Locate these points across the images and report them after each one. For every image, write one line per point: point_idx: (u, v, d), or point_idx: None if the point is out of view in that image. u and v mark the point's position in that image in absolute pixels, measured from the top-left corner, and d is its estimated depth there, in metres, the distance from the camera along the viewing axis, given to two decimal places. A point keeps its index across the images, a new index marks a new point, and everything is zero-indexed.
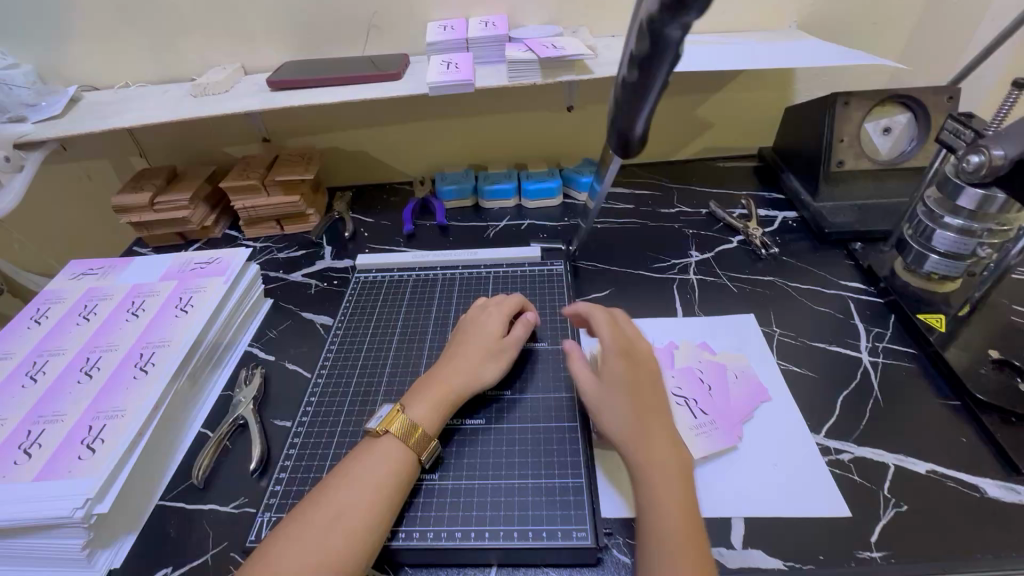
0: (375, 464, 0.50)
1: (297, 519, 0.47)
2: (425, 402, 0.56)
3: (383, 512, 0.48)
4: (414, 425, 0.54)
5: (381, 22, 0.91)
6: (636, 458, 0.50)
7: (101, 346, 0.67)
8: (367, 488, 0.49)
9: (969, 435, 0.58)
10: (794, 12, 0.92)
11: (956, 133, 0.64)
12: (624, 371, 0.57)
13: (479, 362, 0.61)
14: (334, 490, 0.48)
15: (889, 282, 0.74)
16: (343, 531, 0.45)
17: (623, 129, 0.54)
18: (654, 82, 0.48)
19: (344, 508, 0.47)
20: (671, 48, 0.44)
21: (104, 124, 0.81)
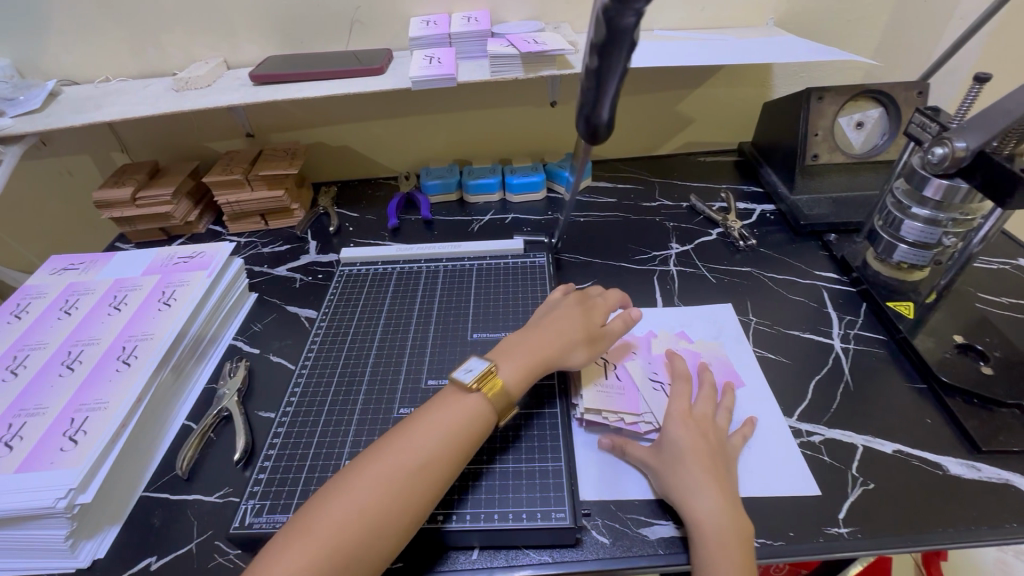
0: (460, 416, 0.51)
1: (379, 456, 0.48)
2: (515, 369, 0.56)
3: (458, 463, 0.50)
4: (505, 392, 0.54)
5: (364, 18, 0.91)
6: (692, 523, 0.48)
7: (84, 339, 0.67)
8: (449, 439, 0.50)
9: (934, 416, 0.60)
10: (772, 8, 0.94)
11: (923, 127, 0.67)
12: (687, 434, 0.53)
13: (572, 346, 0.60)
14: (417, 435, 0.49)
15: (861, 272, 0.77)
16: (424, 478, 0.47)
17: (589, 117, 0.54)
18: (615, 69, 0.49)
19: (427, 457, 0.48)
20: (628, 35, 0.46)
21: (84, 118, 0.81)
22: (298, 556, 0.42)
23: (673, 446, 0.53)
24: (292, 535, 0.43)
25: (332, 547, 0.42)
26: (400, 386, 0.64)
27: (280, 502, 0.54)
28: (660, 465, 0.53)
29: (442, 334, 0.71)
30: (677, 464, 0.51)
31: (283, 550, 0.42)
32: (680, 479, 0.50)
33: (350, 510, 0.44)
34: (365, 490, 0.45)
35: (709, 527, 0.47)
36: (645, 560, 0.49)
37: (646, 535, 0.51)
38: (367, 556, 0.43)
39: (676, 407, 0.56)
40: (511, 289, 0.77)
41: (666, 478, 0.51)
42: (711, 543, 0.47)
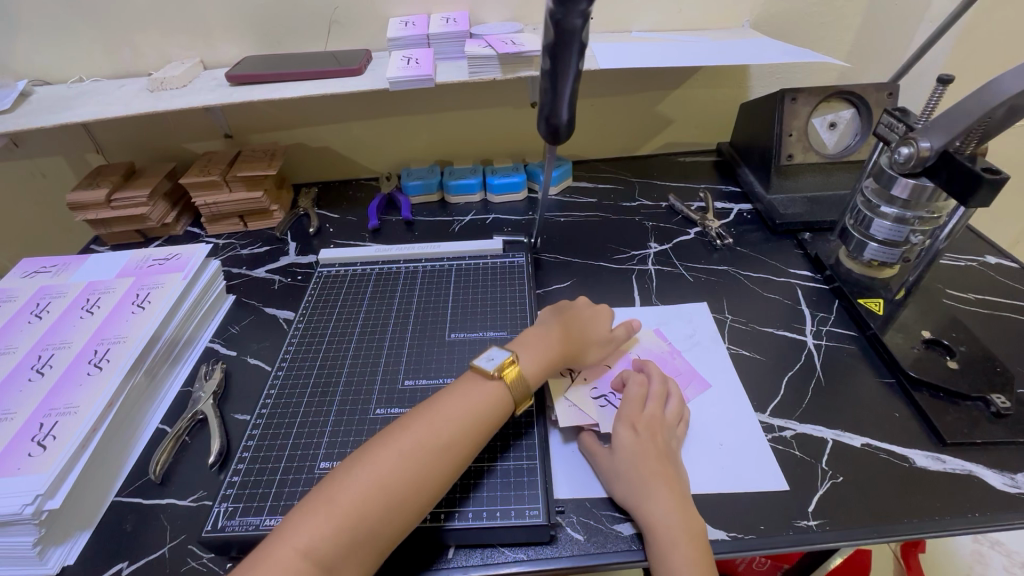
0: (481, 401, 0.54)
1: (402, 433, 0.49)
2: (533, 359, 0.59)
3: (477, 445, 0.52)
4: (527, 382, 0.57)
5: (341, 18, 0.91)
6: (646, 526, 0.49)
7: (55, 343, 0.66)
8: (471, 419, 0.52)
9: (902, 410, 0.62)
10: (747, 10, 0.95)
11: (891, 127, 0.68)
12: (635, 438, 0.54)
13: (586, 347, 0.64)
14: (440, 414, 0.51)
15: (834, 270, 0.78)
16: (446, 458, 0.49)
17: (550, 115, 0.58)
18: (568, 70, 0.54)
19: (450, 438, 0.50)
20: (576, 37, 0.51)
21: (55, 119, 0.80)
22: (325, 522, 0.43)
23: (624, 449, 0.53)
24: (317, 503, 0.45)
25: (357, 515, 0.44)
26: (376, 388, 0.64)
27: (253, 505, 0.54)
28: (614, 468, 0.53)
29: (419, 335, 0.71)
30: (630, 466, 0.52)
31: (308, 516, 0.44)
32: (634, 481, 0.51)
33: (375, 482, 0.46)
34: (389, 464, 0.47)
35: (663, 527, 0.48)
36: (619, 556, 0.50)
37: (620, 531, 0.51)
38: (389, 525, 0.45)
39: (626, 411, 0.57)
40: (489, 290, 0.77)
41: (620, 480, 0.52)
42: (664, 542, 0.48)
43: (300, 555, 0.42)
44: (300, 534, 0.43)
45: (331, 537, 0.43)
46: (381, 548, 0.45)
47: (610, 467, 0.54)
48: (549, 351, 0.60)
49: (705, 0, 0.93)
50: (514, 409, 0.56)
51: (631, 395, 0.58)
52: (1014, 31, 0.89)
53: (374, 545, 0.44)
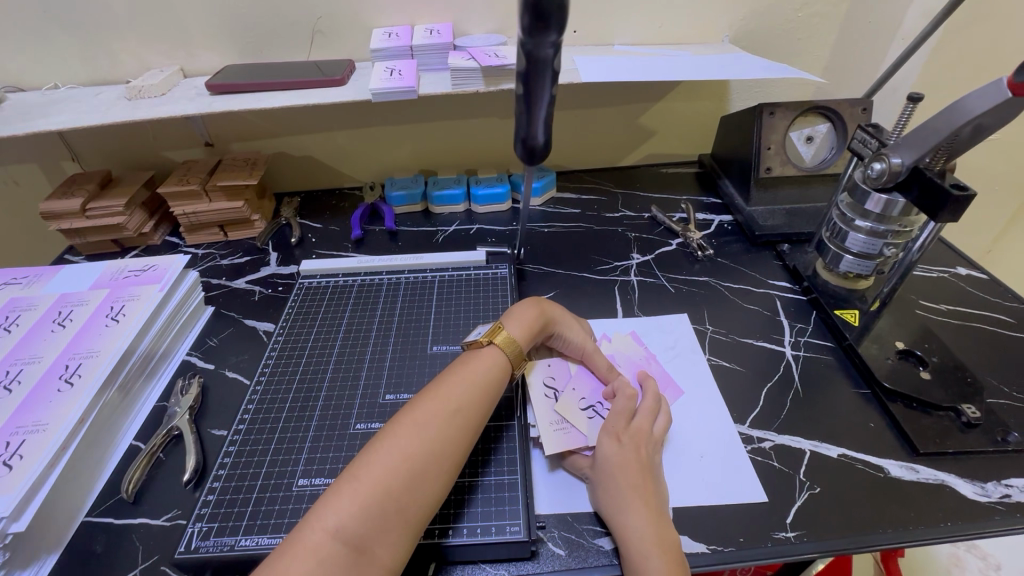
0: (480, 370, 0.55)
1: (413, 409, 0.50)
2: (523, 323, 0.62)
3: (485, 413, 0.53)
4: (519, 344, 0.60)
5: (324, 28, 0.91)
6: (619, 535, 0.49)
7: (24, 357, 0.64)
8: (476, 387, 0.54)
9: (877, 420, 0.63)
10: (726, 26, 0.97)
11: (864, 143, 0.70)
12: (617, 450, 0.54)
13: (574, 330, 0.67)
14: (445, 387, 0.52)
15: (811, 281, 0.80)
16: (458, 424, 0.50)
17: (525, 137, 0.58)
18: (541, 95, 0.54)
19: (458, 405, 0.51)
20: (548, 65, 0.51)
21: (28, 127, 0.78)
22: (353, 500, 0.42)
23: (605, 460, 0.54)
24: (339, 485, 0.43)
25: (384, 488, 0.43)
26: (357, 401, 0.64)
27: (228, 524, 0.52)
28: (594, 477, 0.54)
29: (402, 348, 0.70)
30: (606, 477, 0.53)
31: (332, 498, 0.42)
32: (610, 490, 0.52)
33: (398, 456, 0.45)
34: (409, 437, 0.47)
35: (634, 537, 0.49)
36: (600, 571, 0.50)
37: (601, 545, 0.51)
38: (417, 497, 0.45)
39: (611, 422, 0.56)
40: (472, 301, 0.77)
41: (599, 488, 0.53)
42: (634, 553, 0.48)
43: (331, 537, 0.40)
44: (327, 516, 0.41)
45: (360, 515, 0.41)
46: (412, 523, 0.44)
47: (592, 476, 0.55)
48: (536, 316, 0.64)
49: (686, 15, 0.95)
50: (513, 371, 0.59)
51: (620, 408, 0.58)
52: (981, 50, 0.92)
53: (406, 519, 0.43)
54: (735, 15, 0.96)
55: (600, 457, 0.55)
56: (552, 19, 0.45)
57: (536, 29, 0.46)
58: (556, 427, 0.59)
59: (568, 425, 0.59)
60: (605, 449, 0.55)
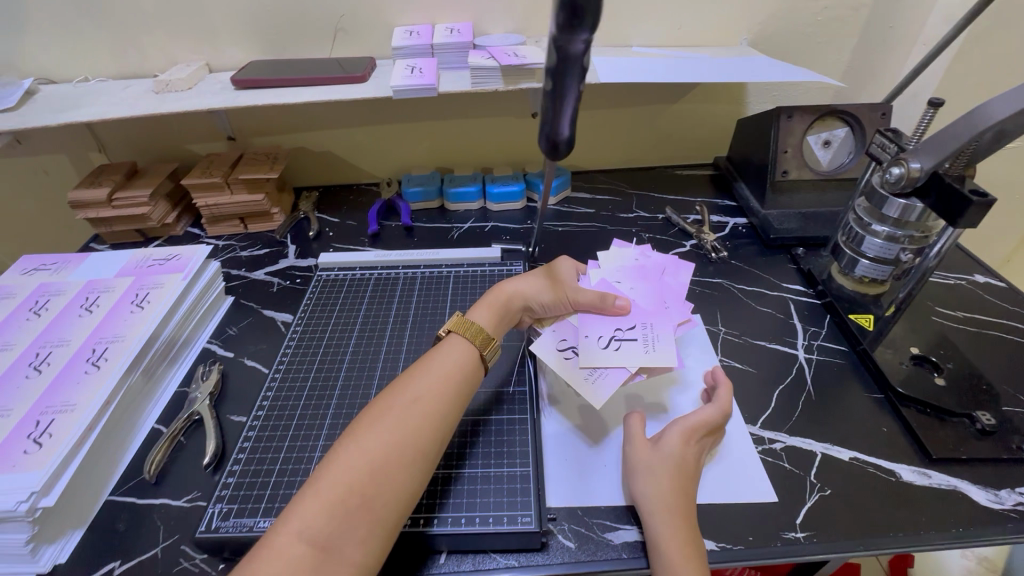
0: (444, 360, 0.56)
1: (375, 406, 0.51)
2: (487, 307, 0.65)
3: (453, 402, 0.54)
4: (481, 329, 0.61)
5: (347, 26, 0.92)
6: (659, 532, 0.49)
7: (53, 340, 0.66)
8: (438, 378, 0.54)
9: (890, 425, 0.63)
10: (746, 29, 0.97)
11: (883, 147, 0.70)
12: (686, 457, 0.54)
13: (545, 286, 0.68)
14: (408, 381, 0.53)
15: (826, 285, 0.79)
16: (422, 413, 0.50)
17: (550, 134, 0.52)
18: (568, 92, 0.48)
19: (419, 396, 0.52)
20: (577, 62, 0.46)
21: (61, 118, 0.80)
22: (317, 500, 0.43)
23: (666, 452, 0.54)
24: (306, 488, 0.44)
25: (347, 486, 0.44)
26: (373, 391, 0.65)
27: (247, 507, 0.54)
28: (642, 458, 0.54)
29: (416, 340, 0.72)
30: (657, 468, 0.53)
31: (298, 502, 0.43)
32: (658, 486, 0.51)
33: (360, 454, 0.46)
34: (370, 436, 0.47)
35: (660, 540, 0.49)
36: (610, 564, 0.50)
37: (611, 539, 0.52)
38: (382, 491, 0.45)
39: (689, 421, 0.56)
40: (486, 297, 0.78)
41: (642, 477, 0.53)
42: (672, 555, 0.47)
43: (298, 539, 0.41)
44: (293, 519, 0.42)
45: (324, 515, 0.42)
46: (382, 517, 0.44)
47: (638, 457, 0.55)
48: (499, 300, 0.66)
49: (705, 18, 0.95)
50: (482, 358, 0.59)
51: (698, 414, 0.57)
52: (1006, 56, 0.91)
53: (373, 514, 0.44)
54: (755, 18, 0.96)
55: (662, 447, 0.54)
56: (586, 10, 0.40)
57: (569, 21, 0.41)
58: (590, 377, 0.59)
59: (601, 369, 0.59)
60: (669, 442, 0.54)
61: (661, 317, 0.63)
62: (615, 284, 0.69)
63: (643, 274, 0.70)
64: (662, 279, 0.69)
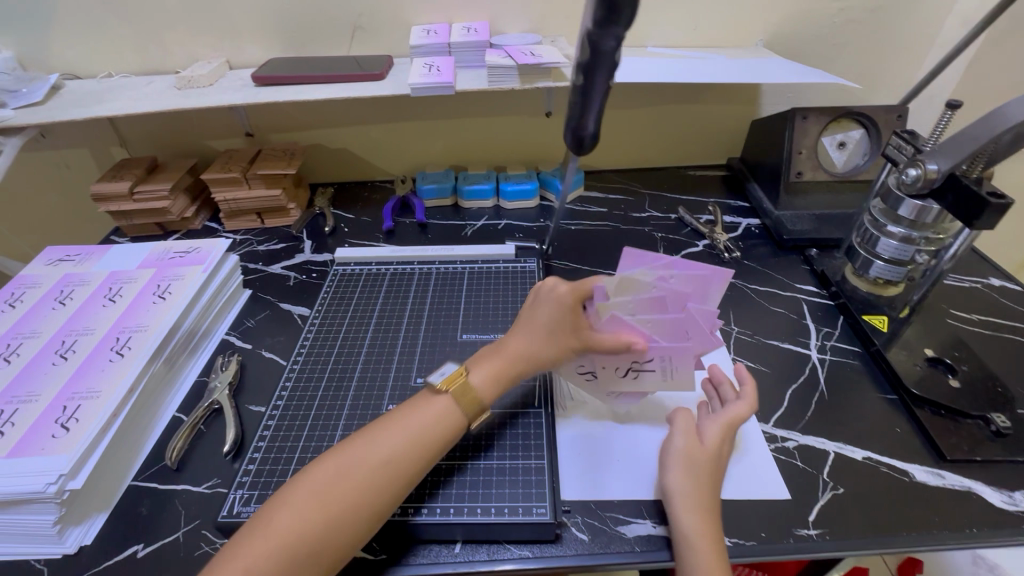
0: (429, 416, 0.52)
1: (344, 450, 0.49)
2: (490, 368, 0.56)
3: (426, 462, 0.51)
4: (478, 392, 0.55)
5: (365, 24, 0.94)
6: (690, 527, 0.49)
7: (78, 329, 0.68)
8: (417, 436, 0.51)
9: (903, 425, 0.63)
10: (761, 30, 0.98)
11: (899, 148, 0.70)
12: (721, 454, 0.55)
13: (552, 339, 0.58)
14: (384, 432, 0.50)
15: (839, 286, 0.79)
16: (390, 474, 0.48)
17: (576, 128, 0.57)
18: (597, 86, 0.52)
19: (391, 455, 0.49)
20: (609, 58, 0.50)
21: (86, 112, 0.82)
22: (263, 546, 0.42)
23: (709, 448, 0.54)
24: (256, 527, 0.44)
25: (295, 537, 0.43)
26: (389, 383, 0.66)
27: (268, 493, 0.55)
28: (683, 452, 0.54)
29: (432, 336, 0.72)
30: (699, 465, 0.53)
31: (246, 541, 0.43)
32: (697, 482, 0.52)
33: (298, 513, 0.44)
34: (313, 493, 0.45)
35: (692, 533, 0.49)
36: (623, 556, 0.51)
37: (623, 533, 0.53)
38: (331, 548, 0.44)
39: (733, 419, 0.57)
40: (500, 293, 0.79)
41: (681, 472, 0.53)
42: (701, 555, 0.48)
43: None
44: (237, 560, 0.42)
45: (267, 563, 0.42)
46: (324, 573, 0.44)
47: (682, 447, 0.55)
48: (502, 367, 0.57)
49: (721, 18, 0.96)
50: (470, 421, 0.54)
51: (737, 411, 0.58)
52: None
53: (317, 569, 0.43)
54: (770, 19, 0.96)
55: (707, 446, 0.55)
56: (622, 11, 0.44)
57: (606, 21, 0.45)
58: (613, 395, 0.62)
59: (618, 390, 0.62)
60: (712, 440, 0.55)
61: (685, 353, 0.57)
62: (629, 316, 0.58)
63: (662, 301, 0.58)
64: (685, 306, 0.58)
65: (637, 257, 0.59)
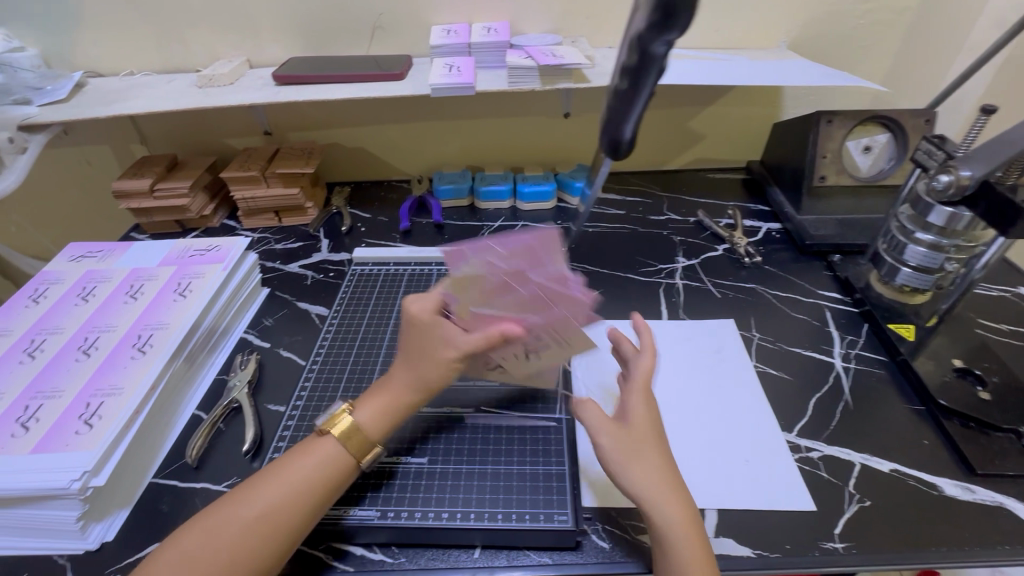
0: (310, 464, 0.50)
1: (220, 508, 0.47)
2: (373, 404, 0.55)
3: (311, 513, 0.49)
4: (361, 431, 0.53)
5: (385, 23, 0.93)
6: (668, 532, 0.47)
7: (100, 326, 0.68)
8: (299, 486, 0.49)
9: (931, 437, 0.61)
10: (785, 31, 0.96)
11: (929, 154, 0.68)
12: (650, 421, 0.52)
13: (429, 364, 0.55)
14: (263, 485, 0.49)
15: (864, 293, 0.78)
16: (266, 529, 0.46)
17: (611, 133, 0.47)
18: (641, 95, 0.44)
19: (268, 508, 0.47)
20: (658, 63, 0.42)
21: (109, 110, 0.83)
22: None
23: (636, 428, 0.51)
24: None
25: None
26: None
27: None
28: (624, 450, 0.50)
29: None
30: (643, 456, 0.50)
31: None
32: (651, 474, 0.49)
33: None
34: (181, 562, 0.44)
35: (672, 543, 0.46)
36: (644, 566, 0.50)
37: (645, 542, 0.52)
38: None
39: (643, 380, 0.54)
40: None
41: (633, 469, 0.49)
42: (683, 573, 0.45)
43: None
44: None
45: None
46: None
47: (614, 447, 0.50)
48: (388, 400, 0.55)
49: (744, 20, 0.94)
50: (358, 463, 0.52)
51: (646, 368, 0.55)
52: None
53: None
54: (795, 21, 0.95)
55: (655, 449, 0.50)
56: (679, 16, 0.37)
57: (660, 24, 0.38)
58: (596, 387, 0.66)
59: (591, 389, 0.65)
60: (634, 415, 0.52)
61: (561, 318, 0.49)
62: (487, 310, 0.53)
63: (508, 284, 0.50)
64: (529, 280, 0.49)
65: (458, 258, 0.52)
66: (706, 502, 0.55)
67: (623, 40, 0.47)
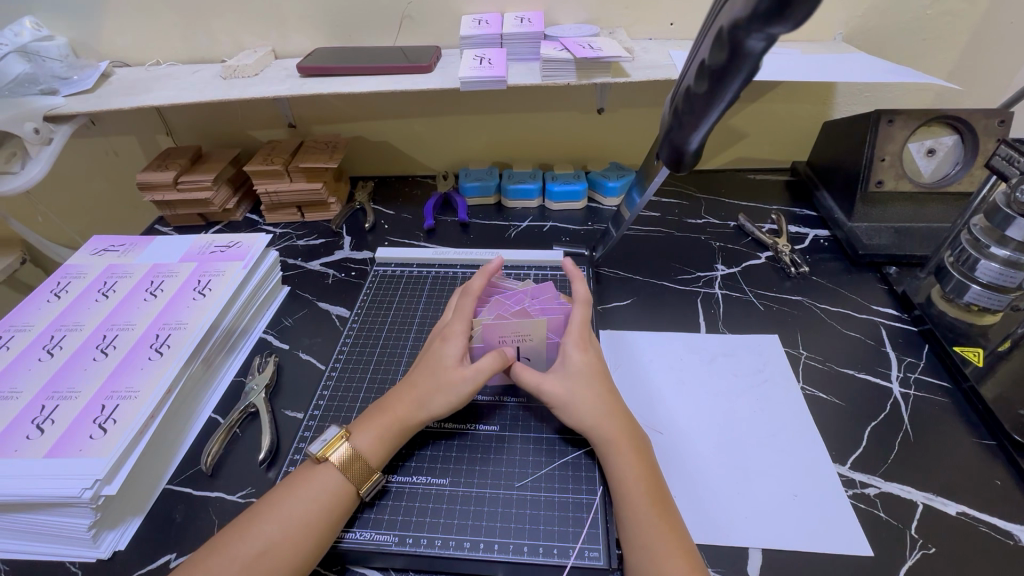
0: (306, 496, 0.48)
1: (212, 552, 0.45)
2: (375, 430, 0.53)
3: (310, 549, 0.46)
4: (360, 459, 0.51)
5: (414, 13, 0.90)
6: (609, 451, 0.51)
7: (119, 324, 0.67)
8: (295, 521, 0.46)
9: (1004, 477, 0.55)
10: (842, 23, 0.89)
11: (1009, 161, 0.61)
12: (584, 363, 0.56)
13: (430, 396, 0.54)
14: (256, 524, 0.46)
15: (924, 310, 0.72)
16: (263, 570, 0.43)
17: (677, 144, 0.52)
18: (721, 98, 0.45)
19: (265, 546, 0.44)
20: (749, 62, 0.41)
21: (132, 101, 0.81)
22: None
23: (575, 368, 0.56)
24: None
25: None
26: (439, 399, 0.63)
27: None
28: (573, 398, 0.54)
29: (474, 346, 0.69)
30: (591, 391, 0.54)
31: None
32: (604, 407, 0.53)
33: None
34: None
35: (626, 476, 0.49)
36: None
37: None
38: None
39: (575, 335, 0.58)
40: None
41: (586, 396, 0.54)
42: (629, 501, 0.48)
43: None
44: None
45: None
46: None
47: (559, 390, 0.54)
48: (390, 427, 0.53)
49: None
50: (359, 489, 0.50)
51: (578, 313, 0.60)
52: None
53: None
54: (853, 11, 0.88)
55: (621, 446, 0.51)
56: (790, 14, 0.34)
57: (767, 17, 0.35)
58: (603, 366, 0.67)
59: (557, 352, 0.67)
60: (574, 365, 0.56)
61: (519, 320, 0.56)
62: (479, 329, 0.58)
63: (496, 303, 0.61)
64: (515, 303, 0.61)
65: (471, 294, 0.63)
66: (749, 540, 0.51)
67: (710, 26, 0.46)
